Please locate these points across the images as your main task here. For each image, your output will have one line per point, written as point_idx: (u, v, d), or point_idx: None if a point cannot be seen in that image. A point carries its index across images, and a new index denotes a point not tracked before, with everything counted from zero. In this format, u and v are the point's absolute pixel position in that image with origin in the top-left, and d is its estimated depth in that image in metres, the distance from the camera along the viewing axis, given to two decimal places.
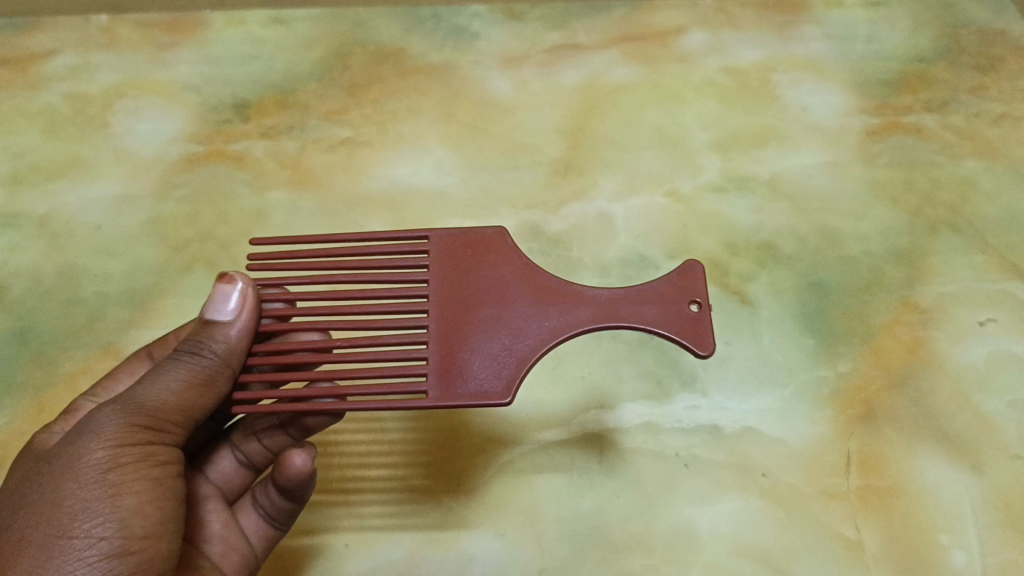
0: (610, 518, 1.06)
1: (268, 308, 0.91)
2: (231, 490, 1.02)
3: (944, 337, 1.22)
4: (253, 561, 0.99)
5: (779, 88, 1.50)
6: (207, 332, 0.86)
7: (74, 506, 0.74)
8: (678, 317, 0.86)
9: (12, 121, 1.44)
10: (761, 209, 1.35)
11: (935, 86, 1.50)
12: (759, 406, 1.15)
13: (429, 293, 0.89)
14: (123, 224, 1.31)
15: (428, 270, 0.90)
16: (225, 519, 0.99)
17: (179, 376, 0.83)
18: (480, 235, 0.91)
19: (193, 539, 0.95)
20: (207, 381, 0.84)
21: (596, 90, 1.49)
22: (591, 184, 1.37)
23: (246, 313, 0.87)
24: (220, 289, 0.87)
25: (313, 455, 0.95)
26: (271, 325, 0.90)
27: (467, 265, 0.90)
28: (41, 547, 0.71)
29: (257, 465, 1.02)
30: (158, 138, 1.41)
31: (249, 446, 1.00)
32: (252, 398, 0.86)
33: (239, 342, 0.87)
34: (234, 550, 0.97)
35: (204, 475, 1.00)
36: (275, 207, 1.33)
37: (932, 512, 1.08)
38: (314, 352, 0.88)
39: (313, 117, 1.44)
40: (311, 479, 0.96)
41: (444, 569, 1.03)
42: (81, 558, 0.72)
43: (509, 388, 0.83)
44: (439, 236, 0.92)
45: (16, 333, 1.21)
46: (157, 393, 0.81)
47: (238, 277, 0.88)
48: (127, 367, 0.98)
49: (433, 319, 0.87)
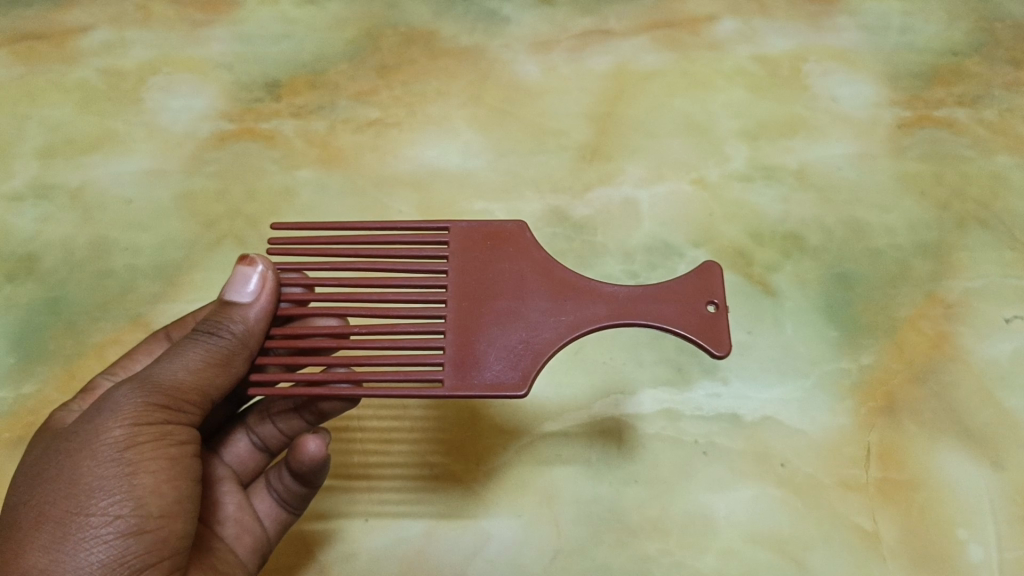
0: (627, 501, 1.07)
1: (287, 293, 0.92)
2: (245, 474, 1.03)
3: (968, 333, 1.21)
4: (266, 546, 0.99)
5: (810, 78, 1.49)
6: (226, 313, 0.86)
7: (92, 483, 0.75)
8: (696, 316, 0.86)
9: (47, 94, 1.46)
10: (788, 199, 1.35)
11: (968, 80, 1.49)
12: (780, 396, 1.16)
13: (447, 283, 0.89)
14: (154, 198, 1.33)
15: (447, 261, 0.91)
16: (239, 501, 1.00)
17: (197, 355, 0.84)
18: (500, 228, 0.92)
19: (207, 520, 0.96)
20: (225, 362, 0.85)
21: (625, 76, 1.49)
22: (617, 170, 1.37)
23: (265, 295, 0.88)
24: (241, 270, 0.88)
25: (327, 441, 0.95)
26: (289, 309, 0.91)
27: (486, 257, 0.91)
28: (60, 524, 0.73)
29: (272, 448, 1.04)
30: (190, 115, 1.43)
31: (264, 429, 1.02)
32: (269, 381, 0.87)
33: (257, 324, 0.87)
34: (247, 532, 0.98)
35: (219, 457, 1.01)
36: (304, 185, 1.34)
37: (951, 506, 1.07)
38: (331, 336, 0.89)
39: (343, 98, 1.45)
40: (326, 465, 0.97)
41: (462, 546, 1.04)
42: (97, 535, 0.73)
43: (525, 379, 0.83)
44: (459, 228, 0.93)
45: (48, 302, 1.23)
46: (175, 371, 0.83)
47: (259, 259, 0.89)
48: (145, 347, 1.00)
49: (450, 309, 0.87)
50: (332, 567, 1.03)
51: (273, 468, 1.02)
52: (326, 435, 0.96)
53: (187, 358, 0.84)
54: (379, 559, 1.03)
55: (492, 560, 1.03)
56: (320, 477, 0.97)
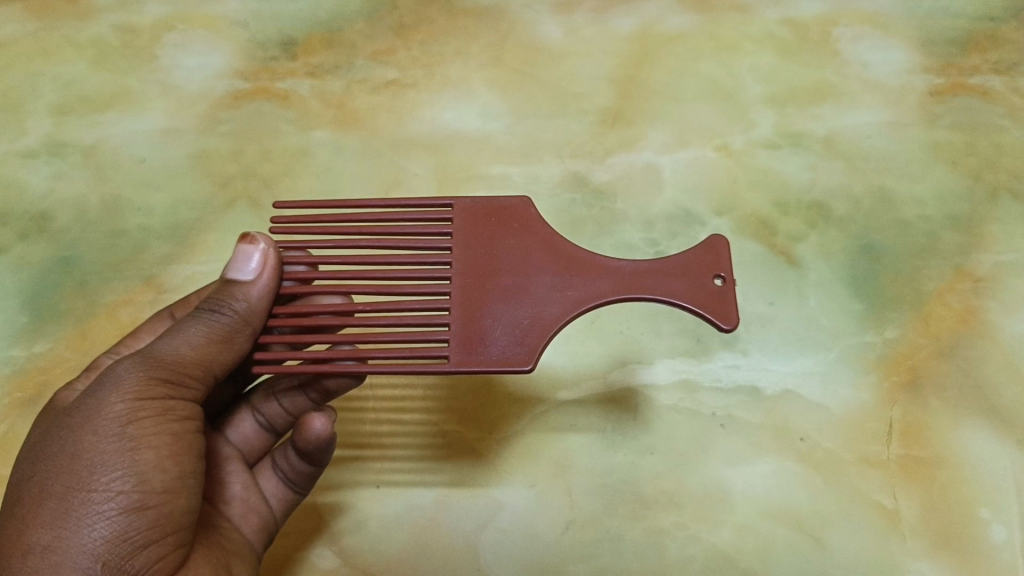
0: (642, 473, 1.06)
1: (290, 271, 0.90)
2: (251, 453, 1.03)
3: (998, 308, 1.18)
4: (273, 525, 0.99)
5: (840, 43, 1.45)
6: (228, 291, 0.85)
7: (93, 459, 0.74)
8: (704, 291, 0.83)
9: (60, 50, 1.44)
10: (815, 167, 1.31)
11: (1004, 47, 1.43)
12: (801, 368, 1.13)
13: (452, 261, 0.87)
14: (168, 158, 1.31)
15: (451, 238, 0.88)
16: (245, 481, 0.99)
17: (199, 332, 0.83)
18: (505, 204, 0.90)
19: (213, 499, 0.96)
20: (227, 339, 0.84)
21: (650, 38, 1.45)
22: (639, 135, 1.34)
23: (267, 273, 0.87)
24: (243, 248, 0.87)
25: (332, 421, 0.94)
26: (292, 287, 0.89)
27: (490, 233, 0.88)
28: (61, 500, 0.72)
29: (278, 428, 1.03)
30: (205, 73, 1.40)
31: (269, 408, 1.02)
32: (273, 359, 0.85)
33: (260, 302, 0.86)
34: (253, 512, 0.98)
35: (224, 436, 1.01)
36: (319, 146, 1.32)
37: (974, 485, 1.05)
38: (336, 314, 0.87)
39: (360, 57, 1.42)
40: (331, 445, 0.96)
41: (474, 516, 1.03)
42: (98, 512, 0.73)
43: (532, 355, 0.81)
44: (462, 204, 0.90)
45: (61, 261, 1.22)
46: (177, 347, 0.82)
47: (260, 238, 0.87)
48: (148, 326, 0.98)
49: (455, 287, 0.85)
50: (343, 536, 1.02)
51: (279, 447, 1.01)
52: (331, 415, 0.94)
53: (189, 335, 0.83)
54: (388, 527, 1.02)
55: (504, 530, 1.02)
56: (326, 456, 0.96)
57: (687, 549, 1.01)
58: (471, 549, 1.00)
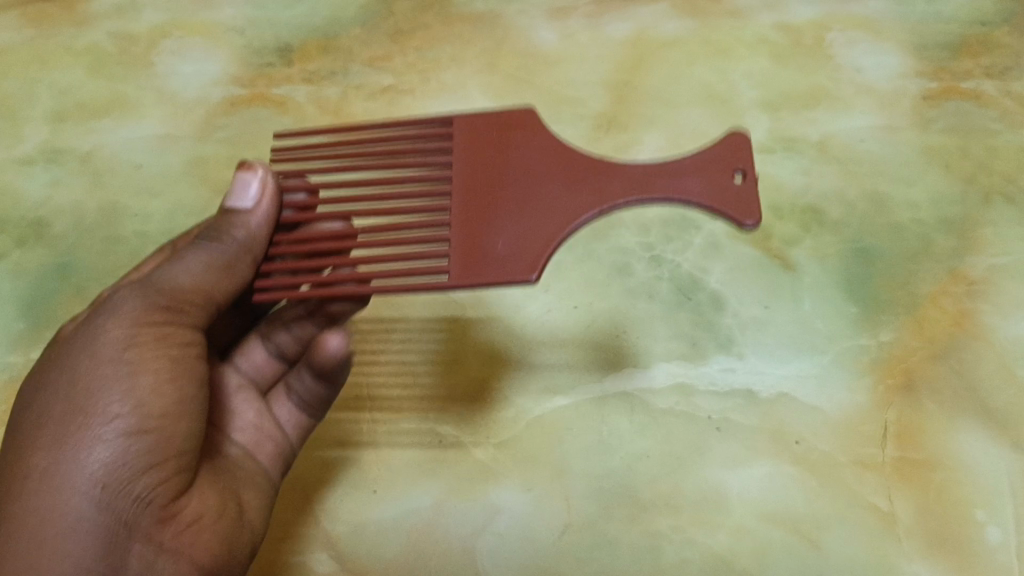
0: (638, 476, 1.06)
1: (292, 197, 0.93)
2: (263, 380, 1.08)
3: (992, 310, 1.19)
4: (287, 451, 1.04)
5: (833, 48, 1.46)
6: (227, 220, 0.89)
7: (91, 383, 0.78)
8: (717, 187, 0.81)
9: (57, 57, 1.44)
10: (808, 171, 1.32)
11: (997, 51, 1.44)
12: (796, 371, 1.14)
13: (453, 175, 0.87)
14: (164, 164, 1.31)
15: (453, 155, 0.89)
16: (258, 409, 1.05)
17: (198, 261, 0.87)
18: (510, 116, 0.90)
19: (226, 426, 1.01)
20: (227, 266, 0.88)
21: (645, 43, 1.45)
22: (634, 140, 1.35)
23: (266, 202, 0.90)
24: (241, 176, 0.90)
25: (346, 340, 0.97)
26: (293, 216, 0.92)
27: (496, 148, 0.88)
28: (60, 422, 0.76)
29: (289, 356, 1.08)
30: (202, 79, 1.41)
31: (278, 336, 1.06)
32: (277, 284, 0.88)
33: (260, 231, 0.90)
34: (268, 439, 1.03)
35: (233, 364, 1.06)
36: (315, 152, 1.32)
37: (969, 487, 1.06)
38: (334, 240, 0.89)
39: (356, 63, 1.43)
40: (345, 364, 1.00)
41: (471, 520, 1.03)
42: (97, 435, 0.75)
43: (535, 265, 0.79)
44: (462, 120, 0.91)
45: (58, 268, 1.22)
46: (175, 276, 0.85)
47: (258, 166, 0.90)
48: None
49: (457, 204, 0.85)
50: (341, 540, 1.02)
51: (291, 373, 1.06)
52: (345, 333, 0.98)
53: (190, 264, 0.87)
54: (385, 530, 1.02)
55: (500, 534, 1.02)
56: (341, 374, 1.01)
57: (684, 552, 1.01)
58: (468, 553, 1.01)
